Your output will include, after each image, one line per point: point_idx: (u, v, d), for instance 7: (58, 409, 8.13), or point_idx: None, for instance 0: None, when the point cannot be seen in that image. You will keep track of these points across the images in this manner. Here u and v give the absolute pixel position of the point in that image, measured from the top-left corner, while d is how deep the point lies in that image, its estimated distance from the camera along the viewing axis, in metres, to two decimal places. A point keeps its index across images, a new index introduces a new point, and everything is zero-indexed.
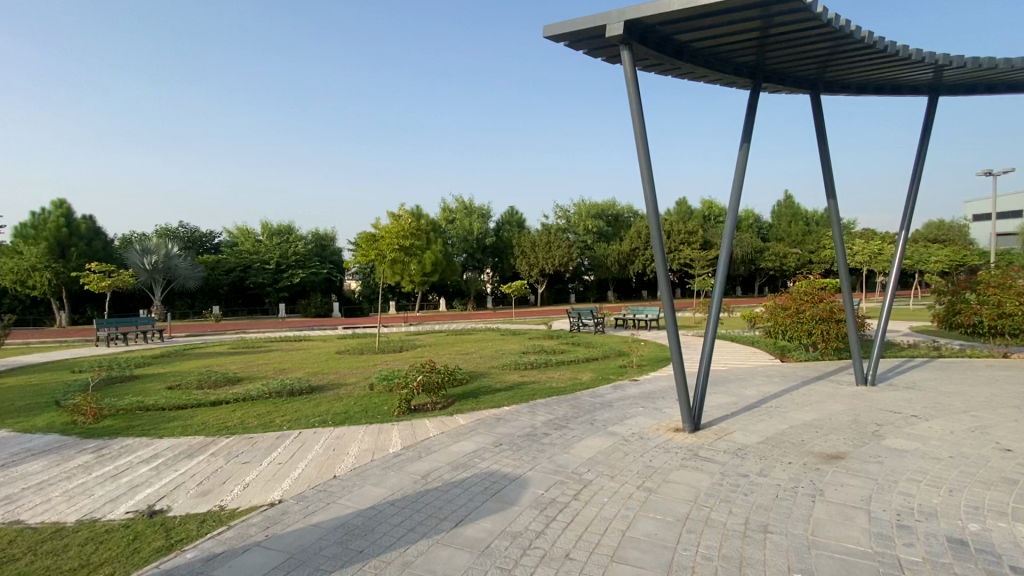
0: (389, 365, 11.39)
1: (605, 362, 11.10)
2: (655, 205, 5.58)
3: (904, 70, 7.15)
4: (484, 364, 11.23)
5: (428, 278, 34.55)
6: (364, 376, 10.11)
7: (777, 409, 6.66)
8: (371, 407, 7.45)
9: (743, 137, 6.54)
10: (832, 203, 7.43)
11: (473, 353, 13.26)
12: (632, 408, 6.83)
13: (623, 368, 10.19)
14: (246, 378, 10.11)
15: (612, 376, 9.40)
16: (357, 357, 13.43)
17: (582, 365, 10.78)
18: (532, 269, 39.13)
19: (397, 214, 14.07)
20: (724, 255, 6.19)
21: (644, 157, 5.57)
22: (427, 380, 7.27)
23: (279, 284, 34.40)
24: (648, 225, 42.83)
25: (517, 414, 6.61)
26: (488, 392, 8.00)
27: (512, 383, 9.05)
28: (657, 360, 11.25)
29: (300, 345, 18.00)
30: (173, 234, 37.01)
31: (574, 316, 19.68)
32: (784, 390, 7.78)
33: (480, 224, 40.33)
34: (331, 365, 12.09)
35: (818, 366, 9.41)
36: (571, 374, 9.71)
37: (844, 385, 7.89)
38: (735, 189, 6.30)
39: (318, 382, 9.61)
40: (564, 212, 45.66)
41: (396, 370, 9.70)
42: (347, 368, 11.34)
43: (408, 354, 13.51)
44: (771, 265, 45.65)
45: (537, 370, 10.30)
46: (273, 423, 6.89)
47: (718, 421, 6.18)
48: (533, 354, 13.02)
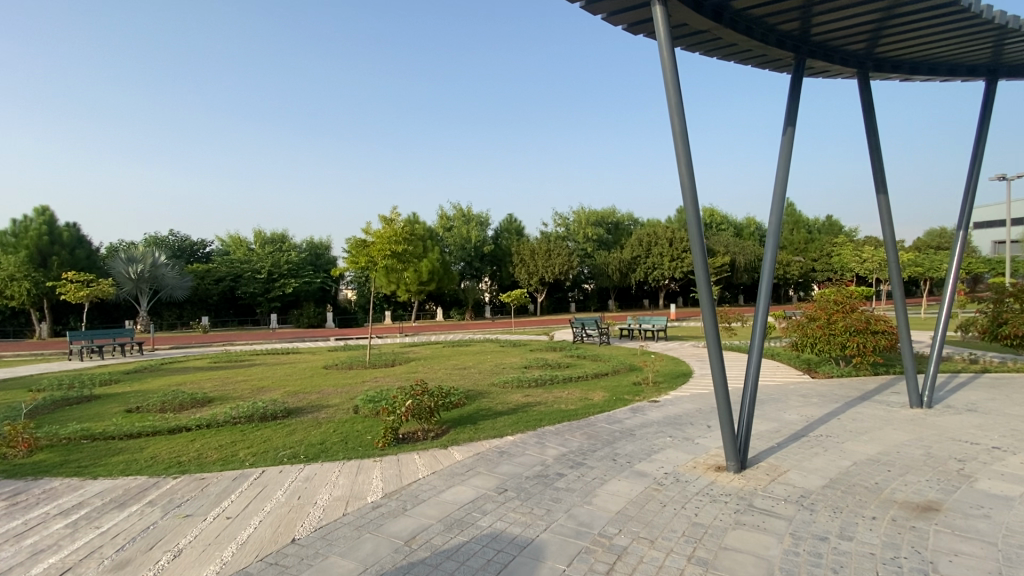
0: (378, 384, 10.29)
1: (618, 379, 10.00)
2: (694, 195, 4.59)
3: (965, 46, 6.27)
4: (484, 381, 10.12)
5: (424, 286, 33.43)
6: (349, 395, 9.07)
7: (830, 439, 5.66)
8: (351, 436, 6.41)
9: (788, 118, 5.60)
10: (883, 198, 6.48)
11: (472, 369, 12.12)
12: (658, 438, 5.80)
13: (639, 387, 9.10)
14: (217, 400, 9.02)
15: (628, 396, 8.32)
16: (345, 373, 12.33)
17: (594, 383, 9.67)
18: (531, 278, 38.17)
19: (389, 219, 13.06)
20: (771, 258, 5.21)
21: (680, 134, 4.58)
22: (416, 404, 6.27)
23: (270, 293, 33.31)
24: (649, 232, 42.02)
25: (523, 447, 5.59)
26: (487, 417, 6.98)
27: (516, 405, 7.98)
28: (676, 377, 10.17)
29: (286, 358, 16.91)
30: (162, 243, 36.03)
31: (577, 327, 18.65)
32: (829, 413, 6.77)
33: (479, 232, 39.44)
34: (316, 382, 10.97)
35: (858, 384, 8.41)
36: (582, 394, 8.62)
37: (897, 408, 6.89)
38: (782, 180, 5.35)
39: (297, 404, 8.53)
40: (564, 220, 44.87)
41: (386, 391, 8.64)
42: (333, 386, 10.24)
43: (401, 369, 12.44)
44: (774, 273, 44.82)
45: (543, 389, 9.21)
46: (235, 457, 5.83)
47: (765, 457, 5.15)
48: (536, 368, 11.99)
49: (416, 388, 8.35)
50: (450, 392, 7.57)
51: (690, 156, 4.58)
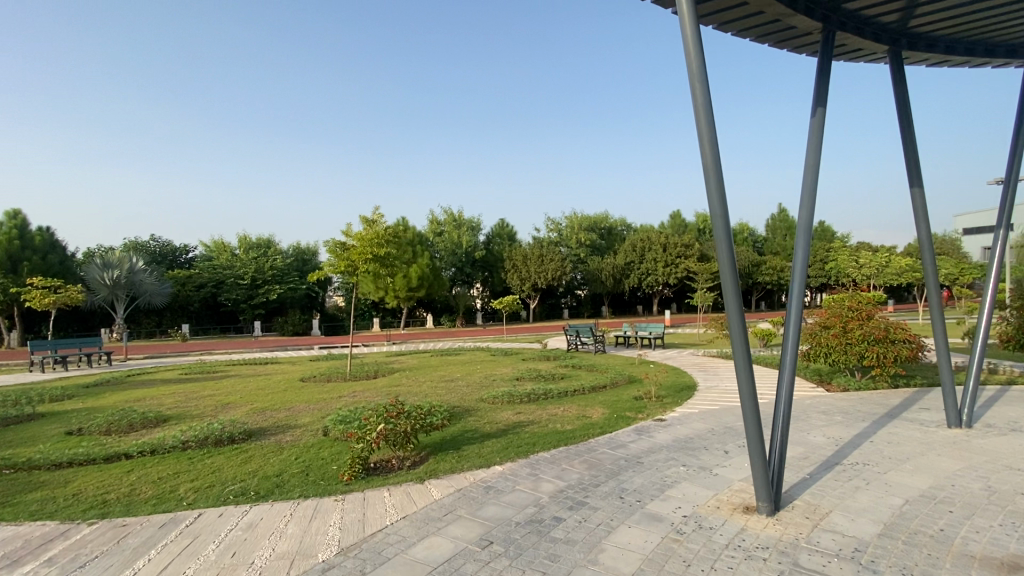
0: (357, 399, 9.39)
1: (618, 394, 9.15)
2: (720, 178, 3.80)
3: (1010, 22, 5.53)
4: (471, 397, 9.21)
5: (413, 292, 32.48)
6: (321, 414, 8.20)
7: (869, 468, 4.88)
8: (315, 465, 5.56)
9: (817, 97, 4.86)
10: (918, 191, 5.77)
11: (459, 382, 11.23)
12: (670, 468, 4.99)
13: (642, 403, 8.23)
14: (173, 419, 8.09)
15: (631, 415, 7.47)
16: (323, 386, 11.39)
17: (592, 398, 8.81)
18: (523, 284, 37.44)
19: (372, 219, 12.16)
20: (802, 256, 4.45)
21: (704, 106, 3.80)
22: (390, 430, 5.42)
23: (253, 300, 32.18)
24: (643, 237, 41.44)
25: (513, 481, 4.76)
26: (473, 442, 6.14)
27: (506, 425, 7.09)
28: (681, 391, 9.32)
29: (264, 368, 15.92)
30: (142, 248, 34.91)
31: (572, 335, 17.86)
32: (859, 433, 6.01)
33: (469, 237, 38.65)
34: (288, 397, 10.03)
35: (882, 400, 7.65)
36: (580, 412, 7.74)
37: (934, 429, 6.12)
38: (812, 168, 4.61)
39: (262, 424, 7.63)
40: (556, 225, 44.25)
41: (363, 408, 7.75)
42: (305, 403, 9.30)
43: (384, 382, 11.55)
44: (769, 279, 44.43)
45: (537, 405, 8.34)
46: (173, 493, 4.97)
47: (799, 493, 4.35)
48: (528, 380, 11.15)
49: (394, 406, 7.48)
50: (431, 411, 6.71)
51: (714, 132, 3.79)
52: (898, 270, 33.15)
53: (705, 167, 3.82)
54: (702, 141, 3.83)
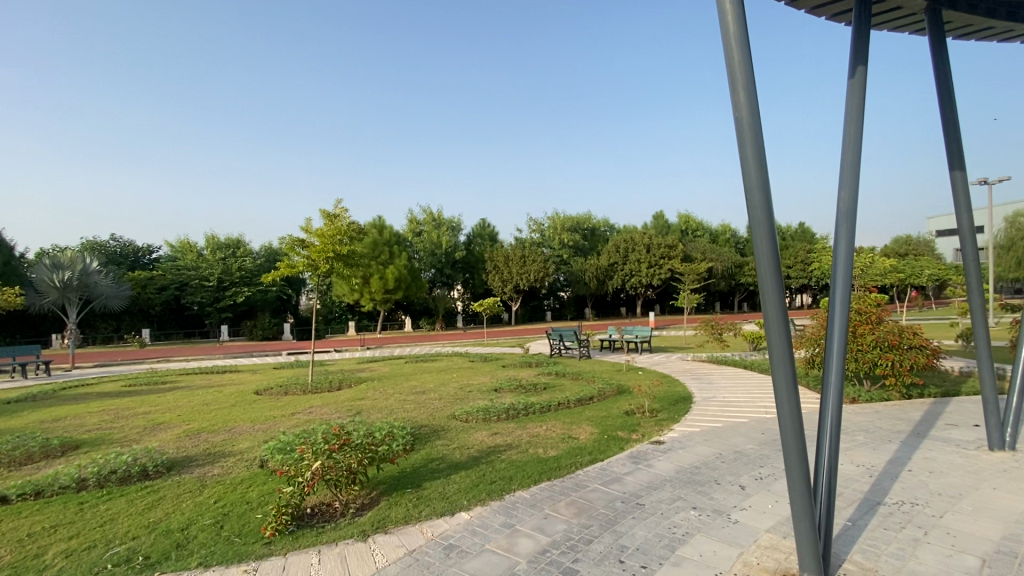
0: (312, 417, 8.21)
1: (607, 408, 8.14)
2: (757, 135, 2.81)
3: None
4: (443, 414, 8.13)
5: (390, 295, 31.19)
6: (263, 436, 7.05)
7: (921, 510, 3.96)
8: (235, 512, 4.44)
9: (856, 56, 3.93)
10: (960, 175, 4.92)
11: (431, 394, 10.12)
12: (678, 513, 4.03)
13: (636, 420, 7.22)
14: (85, 446, 6.82)
15: (624, 436, 6.45)
16: (278, 401, 10.16)
17: (578, 413, 7.78)
18: (505, 285, 36.42)
19: (333, 214, 10.94)
20: (845, 247, 3.55)
21: (738, 40, 2.80)
22: (330, 467, 4.34)
23: (220, 303, 30.53)
24: (626, 238, 40.78)
25: (480, 538, 3.71)
26: (437, 476, 5.08)
27: (480, 450, 6.00)
28: (676, 403, 8.38)
29: (220, 378, 14.57)
30: (102, 249, 33.06)
31: (555, 339, 16.90)
32: (891, 458, 5.13)
33: (450, 237, 37.41)
34: (235, 415, 8.79)
35: (902, 415, 6.81)
36: (565, 433, 6.70)
37: (974, 451, 5.27)
38: (855, 138, 3.70)
39: (191, 451, 6.44)
40: (538, 226, 43.39)
41: (313, 429, 6.61)
42: (251, 422, 8.09)
43: (347, 395, 10.38)
44: (751, 280, 44.22)
45: (516, 423, 7.30)
46: (38, 559, 3.81)
47: (845, 551, 3.40)
48: (507, 391, 10.12)
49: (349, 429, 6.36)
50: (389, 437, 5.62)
51: (753, 74, 2.81)
52: (881, 271, 32.92)
53: (738, 122, 2.83)
54: (733, 85, 2.84)
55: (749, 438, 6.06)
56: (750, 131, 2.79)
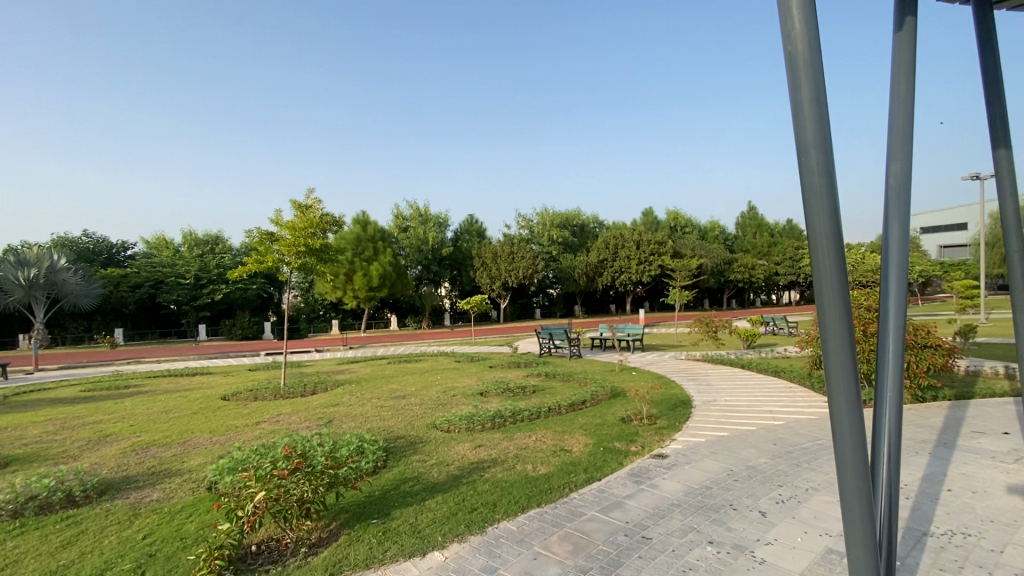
0: (277, 427, 7.45)
1: (601, 413, 7.47)
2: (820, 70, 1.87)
3: None
4: (422, 423, 7.39)
5: (375, 293, 30.32)
6: (217, 451, 6.28)
7: (976, 543, 3.37)
8: (163, 552, 3.71)
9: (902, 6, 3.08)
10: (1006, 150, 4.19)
11: (411, 399, 9.39)
12: (692, 550, 3.39)
13: (633, 429, 6.56)
14: (14, 465, 6.01)
15: (621, 448, 5.78)
16: (244, 407, 9.36)
17: (571, 420, 7.11)
18: (493, 282, 35.75)
19: (305, 205, 10.16)
20: (898, 230, 2.81)
21: None
22: (276, 498, 3.64)
23: (197, 301, 29.37)
24: (616, 234, 40.27)
25: None
26: (408, 502, 4.38)
27: (461, 468, 5.29)
28: (675, 408, 7.75)
29: (188, 381, 13.70)
30: (73, 245, 31.69)
31: (544, 337, 16.25)
32: (924, 476, 4.54)
33: (436, 234, 36.53)
34: (193, 424, 7.99)
35: (922, 422, 6.27)
36: (555, 445, 6.02)
37: (1012, 465, 4.73)
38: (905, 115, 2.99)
39: (132, 472, 5.66)
40: (527, 222, 42.73)
41: (272, 444, 5.85)
42: (209, 433, 7.30)
43: (320, 401, 9.60)
44: (740, 277, 44.00)
45: (502, 433, 6.60)
46: None
47: None
48: (494, 395, 9.45)
49: (311, 444, 5.61)
50: (353, 457, 4.90)
51: None
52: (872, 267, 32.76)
53: (789, 54, 1.91)
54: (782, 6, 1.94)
55: (761, 450, 5.44)
56: (806, 63, 1.85)
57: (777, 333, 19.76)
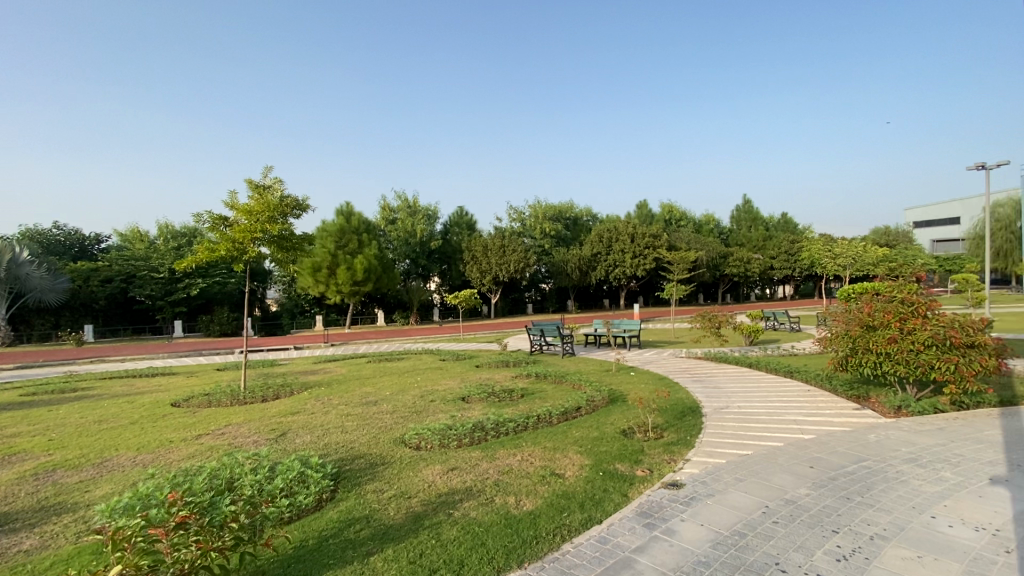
0: (218, 442, 6.31)
1: (598, 424, 6.40)
2: None
3: None
4: (388, 437, 6.28)
5: (359, 287, 29.07)
6: (131, 478, 5.15)
7: None
8: None
9: None
10: None
11: (383, 406, 8.28)
12: None
13: (637, 445, 5.49)
14: None
15: (624, 473, 4.71)
16: (192, 414, 8.22)
17: (563, 433, 6.03)
18: (484, 277, 34.66)
19: (263, 185, 8.97)
20: None
21: None
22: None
23: (171, 296, 27.96)
24: (609, 227, 39.25)
25: None
26: (345, 561, 3.29)
27: (425, 503, 4.19)
28: (683, 416, 6.72)
29: (144, 383, 12.49)
30: (43, 237, 30.26)
31: (535, 334, 15.17)
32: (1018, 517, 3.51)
33: (425, 226, 35.26)
34: (123, 438, 6.83)
35: (981, 438, 5.27)
36: (543, 468, 4.93)
37: None
38: None
39: (17, 512, 4.53)
40: (519, 215, 41.61)
41: (191, 474, 4.72)
42: (136, 451, 6.15)
43: (280, 408, 8.48)
44: (736, 271, 43.14)
45: (480, 451, 5.52)
46: None
47: None
48: (477, 400, 8.38)
49: (238, 477, 4.49)
50: (273, 501, 3.76)
51: None
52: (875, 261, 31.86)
53: None
54: None
55: (798, 477, 4.40)
56: None
57: (779, 329, 18.89)
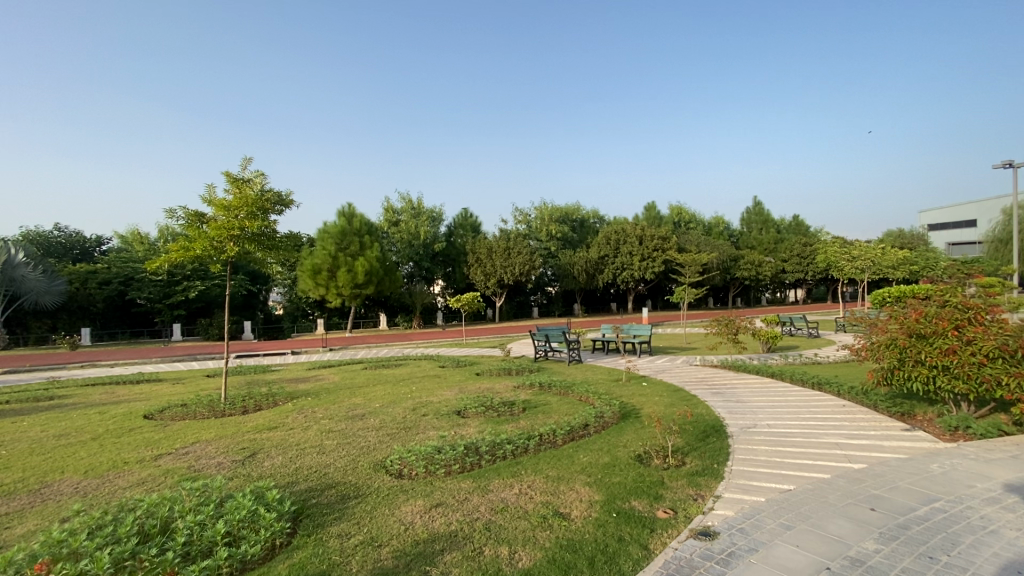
0: (177, 465, 5.54)
1: (609, 447, 5.57)
2: None
3: None
4: (368, 461, 5.48)
5: (361, 290, 28.49)
6: (59, 512, 4.36)
7: None
8: None
9: None
10: None
11: (369, 421, 7.47)
12: None
13: (656, 476, 4.68)
14: None
15: (642, 515, 3.89)
16: (162, 428, 7.48)
17: (568, 459, 5.21)
18: (488, 280, 33.89)
19: (242, 178, 8.28)
20: None
21: None
22: None
23: (170, 299, 27.43)
24: (617, 229, 38.33)
25: None
26: None
27: (397, 556, 3.40)
28: (706, 436, 5.88)
29: (125, 390, 11.76)
30: (44, 239, 29.97)
31: (540, 339, 14.34)
32: None
33: (429, 228, 34.53)
34: (75, 457, 6.08)
35: None
36: (544, 507, 4.12)
37: None
38: None
39: None
40: (524, 216, 40.80)
41: (120, 514, 3.93)
42: (82, 475, 5.41)
43: (258, 421, 7.72)
44: (747, 274, 42.05)
45: (471, 481, 4.71)
46: None
47: None
48: (473, 414, 7.58)
49: (175, 520, 3.70)
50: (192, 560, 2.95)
51: None
52: (895, 264, 30.69)
53: None
54: None
55: (860, 525, 3.59)
56: None
57: (795, 335, 18.00)
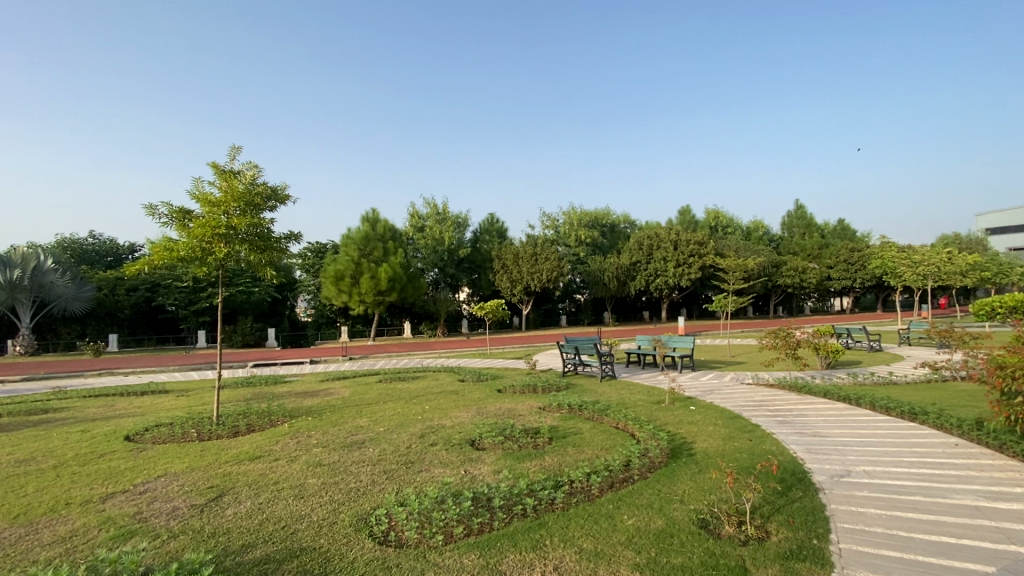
0: (121, 512, 4.53)
1: (661, 503, 4.24)
2: None
3: None
4: (350, 514, 4.31)
5: (383, 296, 27.80)
6: None
7: None
8: None
9: None
10: None
11: (366, 451, 6.32)
12: None
13: (733, 558, 3.33)
14: None
15: None
16: (135, 454, 6.54)
17: (608, 522, 3.91)
18: (515, 286, 32.77)
19: (231, 171, 7.37)
20: None
21: None
22: None
23: (194, 305, 27.37)
24: (650, 233, 36.57)
25: None
26: None
27: None
28: (789, 490, 4.47)
29: (124, 403, 11.04)
30: (78, 245, 30.65)
31: (569, 351, 13.02)
32: None
33: (454, 234, 33.67)
34: (18, 494, 5.15)
35: None
36: None
37: None
38: None
39: None
40: (552, 221, 39.58)
41: None
42: (8, 522, 4.43)
43: (243, 448, 6.69)
44: (790, 282, 39.57)
45: (477, 556, 3.47)
46: None
47: None
48: (489, 445, 6.33)
49: None
50: None
51: None
52: (961, 269, 27.82)
53: None
54: None
55: None
56: None
57: (856, 348, 16.04)
